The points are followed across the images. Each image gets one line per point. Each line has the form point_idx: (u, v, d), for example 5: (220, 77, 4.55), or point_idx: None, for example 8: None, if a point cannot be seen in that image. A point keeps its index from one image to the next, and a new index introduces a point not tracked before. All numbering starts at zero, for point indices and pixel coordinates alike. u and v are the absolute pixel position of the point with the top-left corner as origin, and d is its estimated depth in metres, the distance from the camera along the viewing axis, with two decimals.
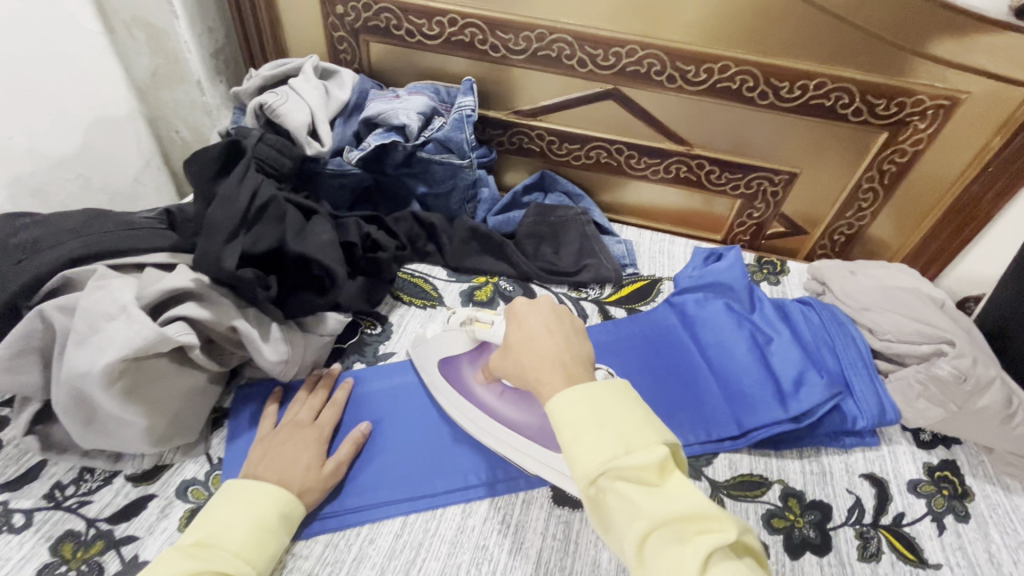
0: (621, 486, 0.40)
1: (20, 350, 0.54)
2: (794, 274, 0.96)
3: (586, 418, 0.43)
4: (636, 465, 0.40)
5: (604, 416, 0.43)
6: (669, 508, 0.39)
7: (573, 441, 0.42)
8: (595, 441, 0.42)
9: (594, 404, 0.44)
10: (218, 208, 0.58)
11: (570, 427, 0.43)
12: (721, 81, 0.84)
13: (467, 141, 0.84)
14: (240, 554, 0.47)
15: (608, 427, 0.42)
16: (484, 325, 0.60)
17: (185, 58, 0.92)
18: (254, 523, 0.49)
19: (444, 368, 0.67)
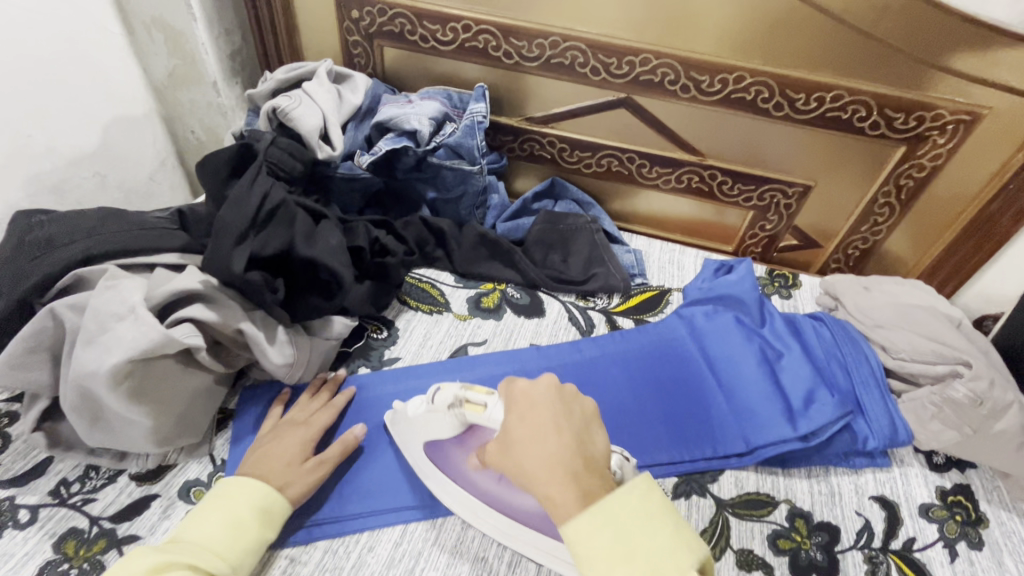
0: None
1: (31, 347, 0.55)
2: (806, 287, 0.94)
3: (611, 549, 0.39)
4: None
5: (629, 540, 0.39)
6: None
7: (596, 567, 0.39)
8: (624, 573, 0.38)
9: (616, 522, 0.40)
10: (228, 210, 0.58)
11: (595, 554, 0.39)
12: (736, 92, 0.84)
13: (478, 147, 0.84)
14: (215, 551, 0.48)
15: (636, 553, 0.39)
16: (475, 406, 0.50)
17: (203, 60, 0.93)
18: (228, 518, 0.51)
19: (431, 450, 0.58)
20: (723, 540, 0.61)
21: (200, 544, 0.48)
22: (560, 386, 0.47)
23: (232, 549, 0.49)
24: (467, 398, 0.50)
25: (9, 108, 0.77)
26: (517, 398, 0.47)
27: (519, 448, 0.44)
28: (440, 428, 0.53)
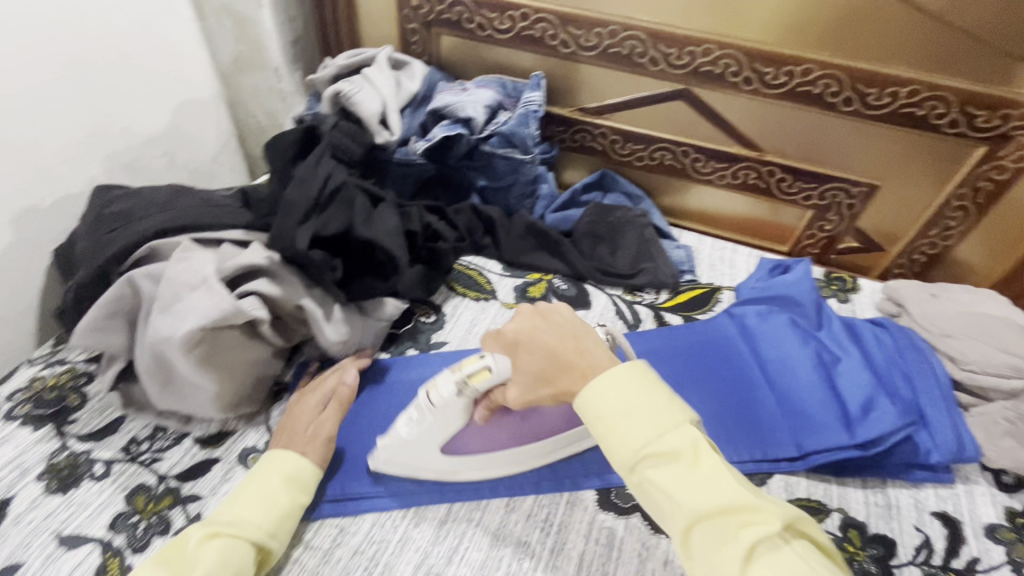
0: (655, 479, 0.43)
1: (110, 312, 0.58)
2: (866, 291, 0.90)
3: (618, 410, 0.45)
4: (665, 452, 0.43)
5: (631, 408, 0.45)
6: (704, 495, 0.41)
7: (604, 426, 0.46)
8: (625, 432, 0.44)
9: (622, 393, 0.46)
10: (294, 190, 0.61)
11: (602, 420, 0.46)
12: (802, 85, 0.80)
13: (531, 136, 0.84)
14: (258, 521, 0.50)
15: (637, 418, 0.44)
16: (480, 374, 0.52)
17: (267, 46, 0.97)
18: (260, 492, 0.53)
19: (446, 446, 0.58)
20: None
21: (234, 517, 0.50)
22: (535, 308, 0.54)
23: (265, 520, 0.51)
24: (468, 377, 0.52)
25: (93, 87, 0.81)
26: (509, 339, 0.53)
27: (526, 370, 0.51)
28: (448, 428, 0.55)
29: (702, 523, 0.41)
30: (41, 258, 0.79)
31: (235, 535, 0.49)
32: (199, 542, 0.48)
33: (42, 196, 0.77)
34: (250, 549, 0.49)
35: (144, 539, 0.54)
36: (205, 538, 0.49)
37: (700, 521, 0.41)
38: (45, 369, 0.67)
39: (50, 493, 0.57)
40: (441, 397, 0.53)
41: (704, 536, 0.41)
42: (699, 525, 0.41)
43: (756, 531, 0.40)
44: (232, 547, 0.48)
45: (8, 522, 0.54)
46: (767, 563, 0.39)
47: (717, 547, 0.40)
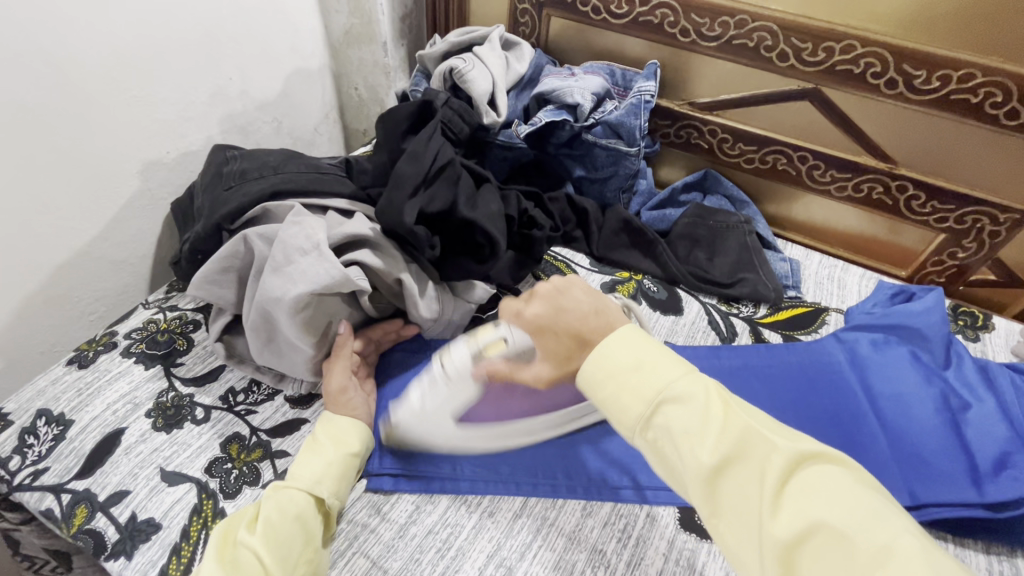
0: (669, 432, 0.40)
1: (224, 267, 0.61)
2: (999, 331, 0.80)
3: (625, 366, 0.43)
4: (676, 401, 0.40)
5: (635, 361, 0.42)
6: (721, 439, 0.38)
7: (612, 382, 0.43)
8: (630, 390, 0.42)
9: (631, 349, 0.43)
10: (406, 162, 0.61)
11: (608, 381, 0.43)
12: (958, 92, 0.71)
13: (639, 128, 0.80)
14: (312, 476, 0.53)
15: (643, 373, 0.42)
16: (495, 344, 0.56)
17: (378, 20, 0.98)
18: (306, 445, 0.56)
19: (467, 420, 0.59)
20: None
21: (292, 470, 0.54)
22: (552, 287, 0.50)
23: (319, 470, 0.53)
24: (483, 347, 0.56)
25: (219, 49, 0.85)
26: (529, 323, 0.49)
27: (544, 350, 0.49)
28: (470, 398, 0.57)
29: (724, 472, 0.38)
30: (160, 209, 0.84)
31: (288, 485, 0.52)
32: (264, 493, 0.52)
33: (166, 150, 0.82)
34: (305, 496, 0.51)
35: (236, 485, 0.57)
36: (271, 491, 0.52)
37: (722, 471, 0.38)
38: (158, 313, 0.72)
39: (157, 429, 0.60)
40: (455, 369, 0.57)
41: (729, 486, 0.38)
42: (723, 476, 0.38)
43: (779, 469, 0.37)
44: (285, 495, 0.51)
45: (120, 451, 0.58)
46: (798, 505, 0.36)
47: (742, 493, 0.37)
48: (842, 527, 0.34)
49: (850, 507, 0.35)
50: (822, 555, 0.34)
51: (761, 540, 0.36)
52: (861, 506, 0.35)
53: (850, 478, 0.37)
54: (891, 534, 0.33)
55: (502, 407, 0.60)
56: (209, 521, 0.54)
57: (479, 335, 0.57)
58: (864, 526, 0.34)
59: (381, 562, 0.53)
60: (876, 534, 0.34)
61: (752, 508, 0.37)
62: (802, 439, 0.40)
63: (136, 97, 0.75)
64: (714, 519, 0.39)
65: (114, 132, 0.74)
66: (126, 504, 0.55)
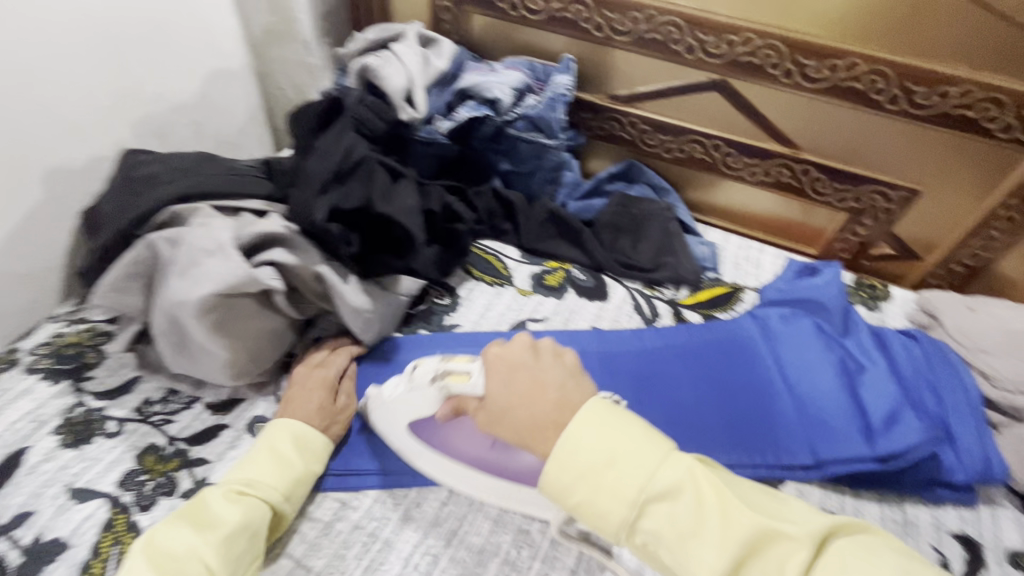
0: (658, 536, 0.40)
1: (130, 274, 0.59)
2: (897, 301, 0.87)
3: (599, 460, 0.41)
4: (662, 495, 0.40)
5: (609, 456, 0.41)
6: (723, 541, 0.38)
7: (586, 488, 0.41)
8: (612, 492, 0.40)
9: (604, 446, 0.41)
10: (315, 159, 0.62)
11: (574, 494, 0.41)
12: (847, 80, 0.77)
13: (558, 121, 0.83)
14: (279, 489, 0.52)
15: (614, 485, 0.40)
16: (460, 377, 0.51)
17: (298, 19, 0.97)
18: (272, 454, 0.54)
19: (416, 428, 0.58)
20: None
21: (246, 474, 0.52)
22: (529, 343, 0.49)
23: (277, 480, 0.52)
24: (449, 374, 0.52)
25: (125, 50, 0.81)
26: (489, 362, 0.49)
27: (497, 400, 0.47)
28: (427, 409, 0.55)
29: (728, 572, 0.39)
30: (70, 217, 0.80)
31: (244, 492, 0.50)
32: (213, 496, 0.50)
33: (71, 156, 0.78)
34: (261, 507, 0.50)
35: (152, 497, 0.55)
36: (228, 495, 0.50)
37: (737, 567, 0.38)
38: (66, 326, 0.68)
39: (65, 446, 0.58)
40: (420, 379, 0.53)
41: None
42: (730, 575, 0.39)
43: (798, 559, 0.37)
44: (241, 503, 0.49)
45: (23, 472, 0.56)
46: None
47: None
48: None
49: None
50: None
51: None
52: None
53: (862, 547, 0.38)
54: None
55: (468, 448, 0.57)
56: (122, 535, 0.52)
57: (450, 361, 0.52)
58: None
59: (305, 561, 0.52)
60: None
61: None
62: (811, 515, 0.40)
63: (33, 102, 0.71)
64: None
65: (10, 139, 0.70)
66: (31, 526, 0.52)
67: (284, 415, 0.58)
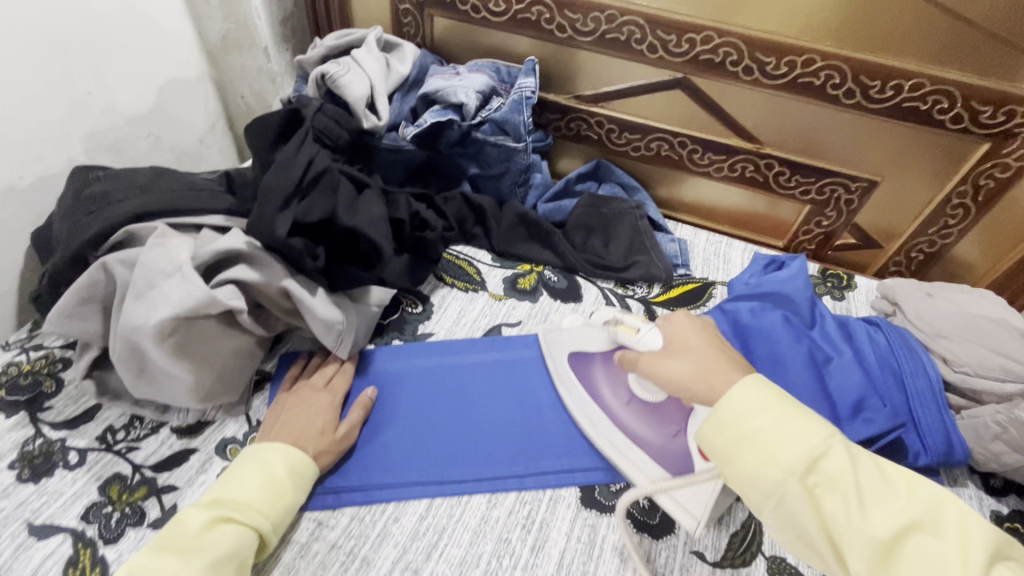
0: (832, 483, 0.41)
1: (84, 298, 0.57)
2: (861, 290, 0.89)
3: (781, 411, 0.45)
4: (843, 455, 0.42)
5: (790, 409, 0.45)
6: (894, 503, 0.40)
7: (769, 423, 0.44)
8: (792, 434, 0.43)
9: (786, 402, 0.45)
10: (274, 174, 0.59)
11: (750, 427, 0.44)
12: (804, 76, 0.78)
13: (524, 124, 0.82)
14: (268, 516, 0.50)
15: (793, 425, 0.44)
16: (629, 330, 0.64)
17: (255, 24, 0.93)
18: (263, 480, 0.52)
19: (574, 362, 0.69)
20: (755, 544, 0.57)
21: (236, 500, 0.50)
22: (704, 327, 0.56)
23: (267, 505, 0.51)
24: (622, 324, 0.65)
25: (72, 61, 0.78)
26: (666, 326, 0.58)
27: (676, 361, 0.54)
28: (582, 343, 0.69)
29: (889, 535, 0.39)
30: (20, 240, 0.77)
31: (235, 521, 0.49)
32: (201, 522, 0.48)
33: (19, 176, 0.75)
34: (251, 535, 0.49)
35: (118, 529, 0.53)
36: (217, 522, 0.48)
37: (899, 530, 0.40)
38: (20, 354, 0.66)
39: (23, 481, 0.55)
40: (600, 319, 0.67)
41: (908, 549, 0.39)
42: (892, 537, 0.39)
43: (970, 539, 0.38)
44: (232, 532, 0.48)
45: None
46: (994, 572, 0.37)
47: (926, 554, 0.38)
48: None
49: None
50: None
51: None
52: None
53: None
54: None
55: (616, 394, 0.65)
56: (87, 571, 0.50)
57: (628, 316, 0.66)
58: None
59: None
60: None
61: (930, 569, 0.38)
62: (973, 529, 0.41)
63: None
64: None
65: None
66: None
67: (275, 440, 0.56)
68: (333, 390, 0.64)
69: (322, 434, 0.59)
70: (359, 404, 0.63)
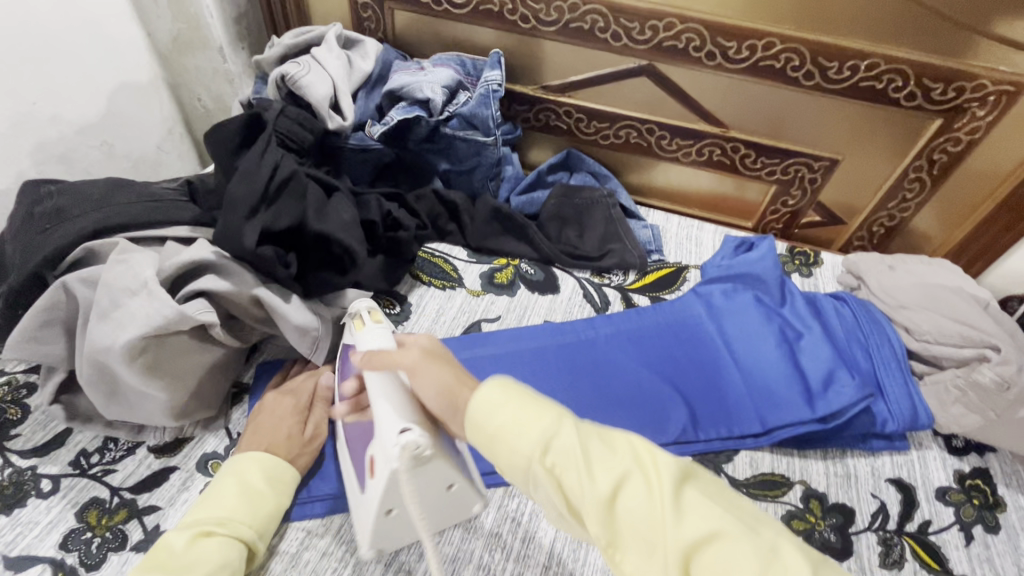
0: (563, 462, 0.37)
1: (46, 321, 0.55)
2: (827, 265, 0.92)
3: (512, 404, 0.39)
4: (564, 433, 0.38)
5: (521, 398, 0.40)
6: (613, 463, 0.36)
7: (500, 417, 0.39)
8: (520, 421, 0.38)
9: (516, 392, 0.40)
10: (238, 182, 0.58)
11: (490, 423, 0.39)
12: (765, 59, 0.79)
13: (493, 117, 0.81)
14: (252, 524, 0.49)
15: (528, 409, 0.39)
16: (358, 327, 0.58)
17: (207, 24, 0.90)
18: (240, 489, 0.51)
19: (340, 370, 0.61)
20: None
21: (215, 515, 0.48)
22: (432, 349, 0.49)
23: (250, 514, 0.50)
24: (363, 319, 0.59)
25: (13, 70, 0.74)
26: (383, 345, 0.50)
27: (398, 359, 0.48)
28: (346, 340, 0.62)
29: (617, 500, 0.35)
30: None
31: (219, 535, 0.47)
32: (181, 541, 0.46)
33: None
34: (239, 546, 0.48)
35: (99, 555, 0.52)
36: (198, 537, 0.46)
37: (620, 494, 0.35)
38: None
39: None
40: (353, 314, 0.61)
41: (630, 510, 0.35)
42: (618, 499, 0.35)
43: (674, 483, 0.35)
44: (219, 547, 0.46)
45: None
46: (699, 514, 0.34)
47: (643, 511, 0.34)
48: (739, 533, 0.33)
49: (738, 514, 0.35)
50: (721, 566, 0.32)
51: (665, 564, 0.33)
52: (747, 516, 0.35)
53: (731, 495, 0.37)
54: (778, 540, 0.34)
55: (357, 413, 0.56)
56: None
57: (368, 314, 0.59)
58: (752, 529, 0.34)
59: None
60: (754, 535, 0.33)
61: (634, 524, 0.35)
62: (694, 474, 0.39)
63: None
64: (614, 551, 0.36)
65: None
66: None
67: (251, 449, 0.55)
68: (299, 394, 0.62)
69: (291, 437, 0.58)
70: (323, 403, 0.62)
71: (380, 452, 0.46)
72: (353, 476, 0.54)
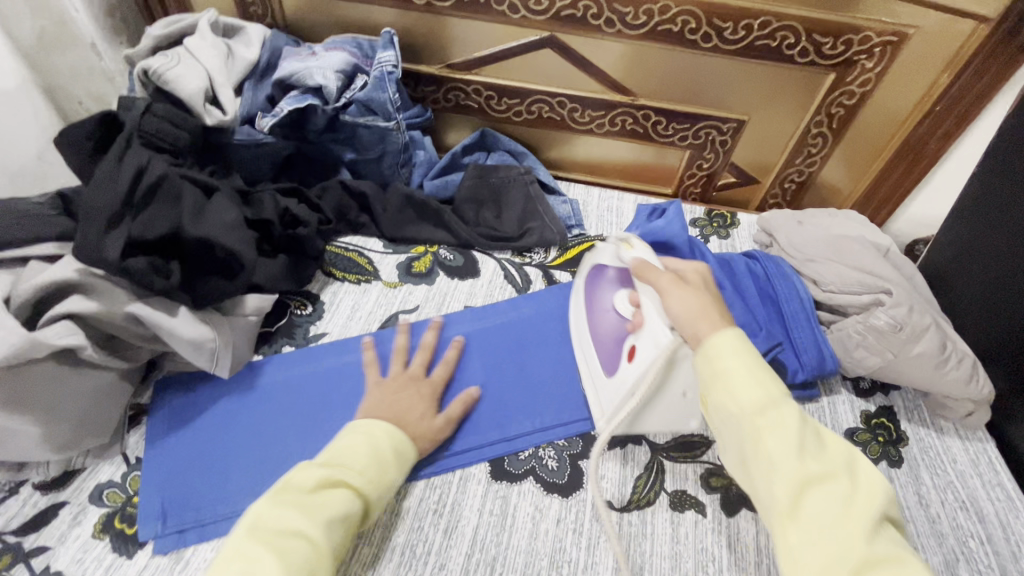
0: (774, 430, 0.42)
1: None
2: (743, 225, 0.93)
3: (744, 364, 0.45)
4: (780, 415, 0.43)
5: (750, 365, 0.45)
6: (820, 460, 0.41)
7: (734, 368, 0.45)
8: (747, 381, 0.44)
9: (750, 358, 0.45)
10: (94, 191, 0.54)
11: (723, 365, 0.45)
12: (662, 23, 0.79)
13: (391, 101, 0.78)
14: (368, 481, 0.50)
15: (762, 378, 0.44)
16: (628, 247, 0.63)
17: (74, 19, 0.84)
18: (371, 451, 0.52)
19: (589, 282, 0.70)
20: (658, 483, 0.60)
21: (349, 467, 0.50)
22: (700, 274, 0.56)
23: (373, 477, 0.51)
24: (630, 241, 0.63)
25: None
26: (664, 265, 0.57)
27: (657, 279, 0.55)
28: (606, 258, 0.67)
29: (815, 484, 0.40)
30: None
31: (346, 485, 0.49)
32: (314, 475, 0.48)
33: None
34: (358, 503, 0.49)
35: None
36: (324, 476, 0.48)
37: (812, 483, 0.40)
38: None
39: None
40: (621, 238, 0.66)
41: (819, 500, 0.40)
42: (817, 484, 0.40)
43: (871, 505, 0.39)
44: (342, 496, 0.48)
45: None
46: (882, 540, 0.38)
47: (828, 507, 0.39)
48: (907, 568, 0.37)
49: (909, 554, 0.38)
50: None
51: (842, 550, 0.38)
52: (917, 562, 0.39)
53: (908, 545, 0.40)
54: None
55: (604, 318, 0.65)
56: None
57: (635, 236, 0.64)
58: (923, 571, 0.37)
59: None
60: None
61: (828, 516, 0.39)
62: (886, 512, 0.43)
63: None
64: (786, 520, 0.40)
65: None
66: None
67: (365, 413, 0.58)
68: (432, 381, 0.64)
69: (424, 418, 0.60)
70: (460, 400, 0.63)
71: (646, 339, 0.55)
72: (597, 363, 0.64)
